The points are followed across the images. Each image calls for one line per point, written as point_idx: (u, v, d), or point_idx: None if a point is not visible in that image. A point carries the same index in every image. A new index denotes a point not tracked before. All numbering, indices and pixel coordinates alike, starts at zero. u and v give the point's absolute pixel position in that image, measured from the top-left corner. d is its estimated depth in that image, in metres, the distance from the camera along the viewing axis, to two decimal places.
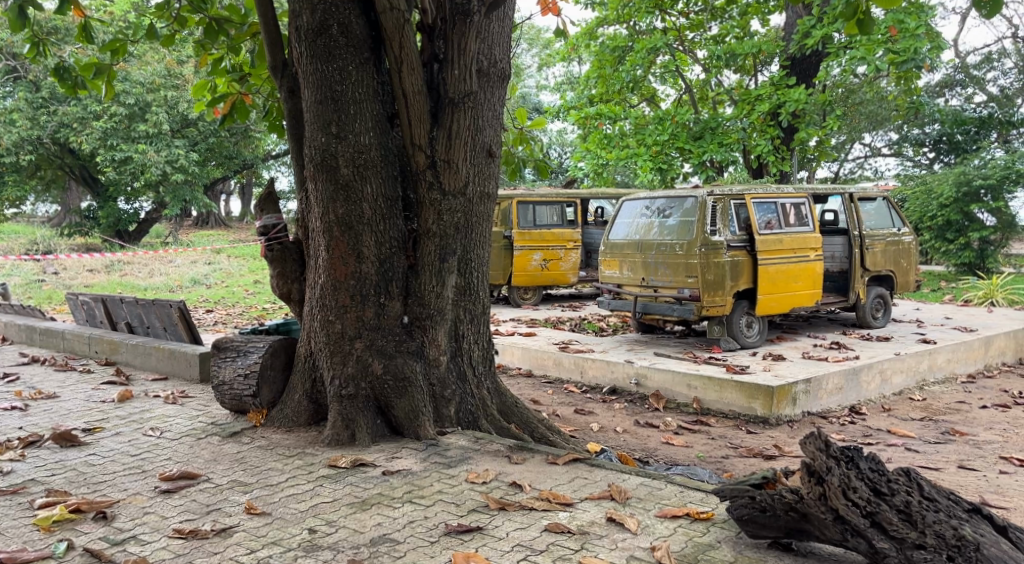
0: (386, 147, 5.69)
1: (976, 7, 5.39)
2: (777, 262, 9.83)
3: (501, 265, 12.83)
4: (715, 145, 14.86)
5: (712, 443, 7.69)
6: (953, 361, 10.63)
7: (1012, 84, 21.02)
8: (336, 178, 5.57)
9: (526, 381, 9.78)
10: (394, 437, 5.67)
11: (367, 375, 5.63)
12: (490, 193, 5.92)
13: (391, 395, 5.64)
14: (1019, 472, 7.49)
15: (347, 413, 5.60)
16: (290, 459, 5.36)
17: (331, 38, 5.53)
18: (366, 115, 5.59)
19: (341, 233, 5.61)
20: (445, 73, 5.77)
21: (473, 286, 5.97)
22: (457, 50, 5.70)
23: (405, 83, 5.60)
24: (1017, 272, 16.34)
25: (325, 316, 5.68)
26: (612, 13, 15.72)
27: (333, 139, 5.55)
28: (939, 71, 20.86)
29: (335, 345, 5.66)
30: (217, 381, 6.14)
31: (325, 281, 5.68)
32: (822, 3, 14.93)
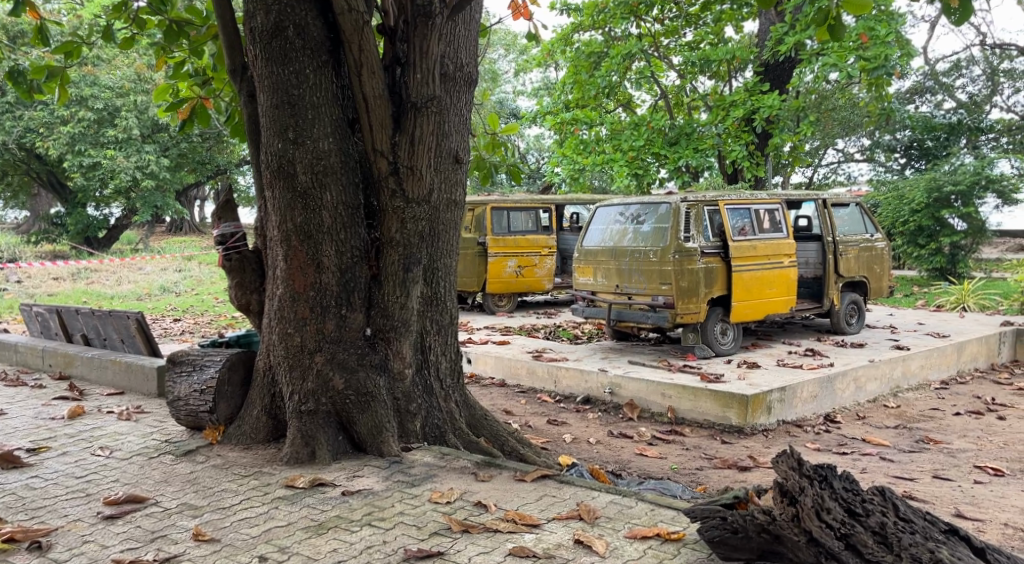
0: (346, 154, 5.54)
1: (947, 13, 5.31)
2: (752, 268, 9.76)
3: (474, 272, 12.68)
4: (690, 150, 14.82)
5: (686, 454, 7.57)
6: (927, 368, 10.60)
7: (981, 91, 21.10)
8: (294, 186, 5.42)
9: (499, 390, 9.64)
10: (357, 454, 5.51)
11: (328, 390, 5.46)
12: (456, 200, 5.79)
13: (353, 410, 5.48)
14: (993, 481, 7.44)
15: (307, 429, 5.44)
16: (246, 479, 5.18)
17: (287, 39, 5.38)
18: (324, 120, 5.45)
19: (300, 242, 5.46)
20: (407, 76, 5.62)
21: (439, 295, 5.84)
22: (419, 53, 5.55)
23: (365, 87, 5.46)
24: (988, 277, 16.43)
25: (284, 329, 5.53)
26: (588, 19, 15.67)
27: (290, 145, 5.41)
28: (910, 77, 20.98)
29: (294, 359, 5.50)
30: (172, 397, 5.96)
31: (283, 292, 5.52)
32: (794, 10, 14.93)
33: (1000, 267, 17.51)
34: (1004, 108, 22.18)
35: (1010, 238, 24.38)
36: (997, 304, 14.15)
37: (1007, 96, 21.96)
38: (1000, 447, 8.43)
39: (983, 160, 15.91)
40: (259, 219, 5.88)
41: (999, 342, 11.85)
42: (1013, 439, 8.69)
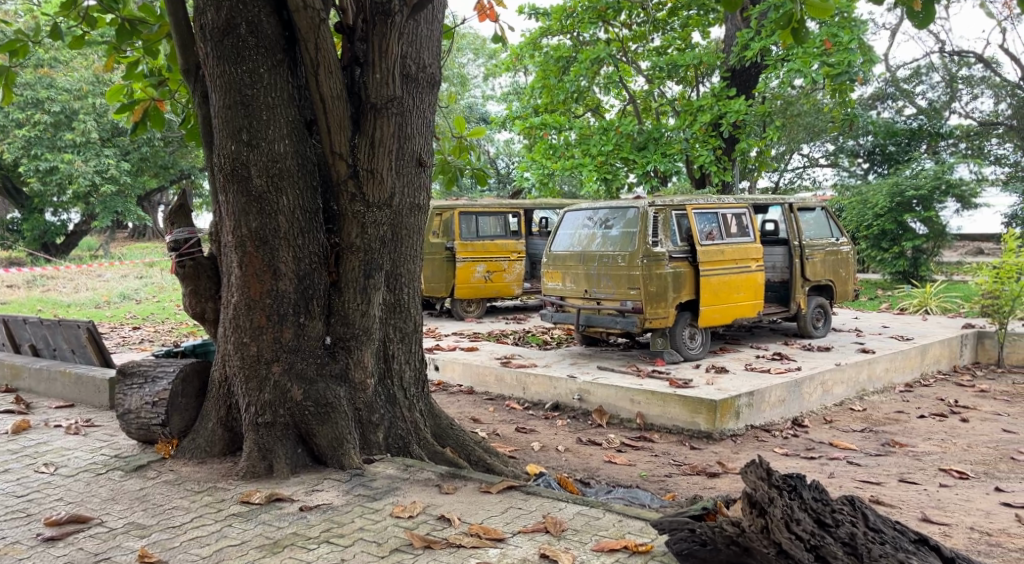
0: (303, 157, 5.40)
1: (910, 16, 5.28)
2: (719, 273, 9.72)
3: (443, 276, 12.55)
4: (658, 155, 14.83)
5: (655, 461, 7.50)
6: (892, 371, 10.62)
7: (940, 98, 21.61)
8: (248, 190, 5.27)
9: (467, 398, 9.52)
10: (316, 467, 5.37)
11: (286, 401, 5.32)
12: (419, 204, 5.68)
13: (312, 422, 5.35)
14: (958, 484, 7.43)
15: (264, 442, 5.29)
16: (199, 496, 5.02)
17: (239, 37, 5.22)
18: (280, 121, 5.31)
19: (255, 247, 5.30)
20: (366, 76, 5.48)
21: (403, 302, 5.73)
22: (379, 52, 5.39)
23: (322, 88, 5.32)
24: (949, 280, 16.58)
25: (239, 338, 5.36)
26: (556, 23, 15.60)
27: (244, 147, 5.25)
28: (872, 83, 21.21)
29: (250, 369, 5.34)
30: (123, 410, 5.77)
31: (238, 300, 5.36)
32: (759, 16, 14.98)
33: (960, 270, 17.67)
34: (963, 114, 22.45)
35: (970, 241, 24.69)
36: (958, 306, 14.26)
37: (966, 102, 22.25)
38: (964, 450, 8.44)
39: (943, 164, 16.06)
40: (212, 224, 5.71)
41: (961, 344, 11.93)
42: (976, 441, 8.71)
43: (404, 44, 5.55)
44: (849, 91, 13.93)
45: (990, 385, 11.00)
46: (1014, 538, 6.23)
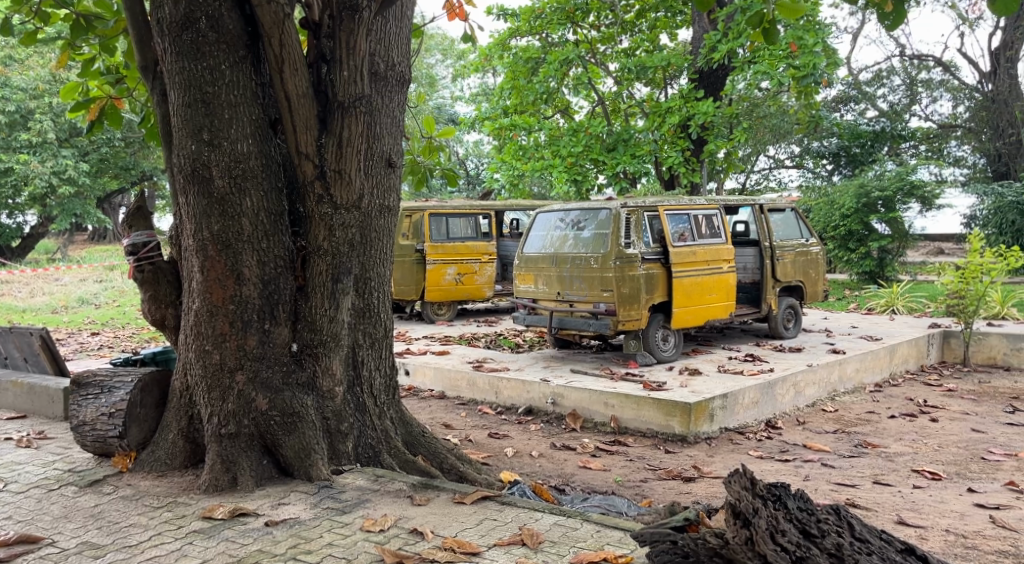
0: (268, 157, 5.24)
1: (880, 18, 5.21)
2: (691, 274, 9.64)
3: (413, 279, 12.37)
4: (627, 157, 14.79)
5: (630, 465, 7.39)
6: (862, 371, 10.61)
7: (900, 100, 22.26)
8: (210, 192, 5.10)
9: (438, 403, 9.37)
10: (283, 479, 5.20)
11: (251, 410, 5.15)
12: (390, 206, 5.53)
13: (278, 432, 5.17)
14: (931, 486, 7.38)
15: (228, 454, 5.11)
16: (158, 512, 4.83)
17: (199, 32, 5.05)
18: (243, 119, 5.14)
19: (218, 251, 5.12)
20: (333, 74, 5.32)
21: (373, 307, 5.57)
22: (347, 49, 5.25)
23: (288, 85, 5.16)
24: (914, 280, 16.67)
25: (201, 346, 5.18)
26: (524, 24, 15.46)
27: (205, 147, 5.08)
28: (836, 86, 21.37)
29: (212, 379, 5.17)
30: (76, 421, 5.57)
31: (200, 306, 5.19)
32: (726, 18, 14.96)
33: (925, 270, 17.79)
34: (924, 116, 22.69)
35: (931, 242, 24.94)
36: (924, 306, 14.31)
37: (927, 104, 22.49)
38: (935, 450, 8.42)
39: (906, 166, 16.16)
40: (173, 227, 5.53)
41: (928, 344, 11.96)
42: (947, 441, 8.69)
43: (373, 41, 5.40)
44: (814, 93, 13.98)
45: (958, 384, 11.02)
46: (990, 540, 6.17)
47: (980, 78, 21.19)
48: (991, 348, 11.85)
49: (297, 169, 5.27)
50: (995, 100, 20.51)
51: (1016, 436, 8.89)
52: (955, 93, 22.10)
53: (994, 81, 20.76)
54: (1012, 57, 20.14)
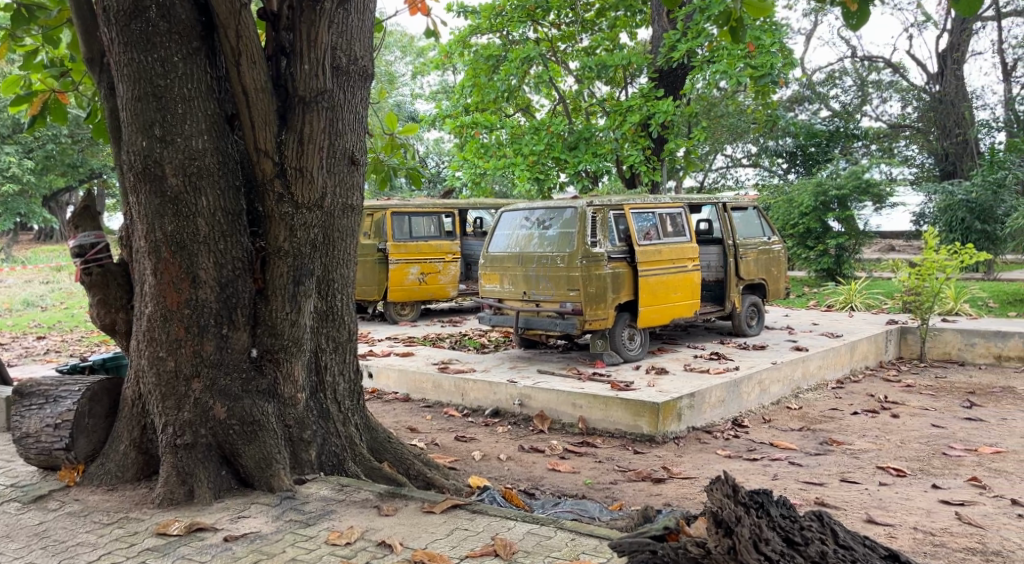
0: (225, 153, 5.04)
1: (845, 18, 5.08)
2: (657, 273, 9.56)
3: (375, 279, 12.16)
4: (589, 155, 14.78)
5: (599, 467, 7.27)
6: (824, 368, 10.60)
7: (852, 100, 22.83)
8: (163, 191, 4.89)
9: (403, 406, 9.19)
10: (242, 490, 5.01)
11: (209, 419, 4.95)
12: (354, 205, 5.35)
13: (237, 441, 4.98)
14: (897, 483, 7.34)
15: (184, 465, 4.91)
16: (109, 528, 4.62)
17: (150, 22, 4.85)
18: (197, 114, 4.94)
19: (171, 253, 4.92)
20: (293, 66, 5.09)
21: (335, 310, 5.40)
22: (307, 41, 5.02)
23: (245, 78, 4.95)
24: (871, 277, 16.80)
25: (155, 352, 4.98)
26: (485, 22, 15.30)
27: (157, 143, 4.87)
28: (792, 86, 21.56)
29: (167, 387, 4.96)
30: (19, 434, 5.32)
31: (153, 310, 4.98)
32: (685, 18, 14.99)
33: (880, 267, 17.96)
34: (874, 117, 23.02)
35: (885, 239, 25.24)
36: (881, 302, 14.43)
37: (880, 104, 22.78)
38: (898, 446, 8.41)
39: (859, 165, 16.31)
40: (124, 228, 5.31)
41: (887, 340, 12.01)
42: (909, 437, 8.69)
43: (334, 34, 5.21)
44: (771, 92, 14.07)
45: (916, 379, 11.08)
46: (958, 537, 6.12)
47: (927, 79, 21.56)
48: (946, 344, 11.94)
49: (256, 166, 5.05)
50: (943, 101, 20.84)
51: (975, 431, 8.93)
52: (903, 94, 22.47)
53: (940, 82, 21.13)
54: (959, 59, 20.52)
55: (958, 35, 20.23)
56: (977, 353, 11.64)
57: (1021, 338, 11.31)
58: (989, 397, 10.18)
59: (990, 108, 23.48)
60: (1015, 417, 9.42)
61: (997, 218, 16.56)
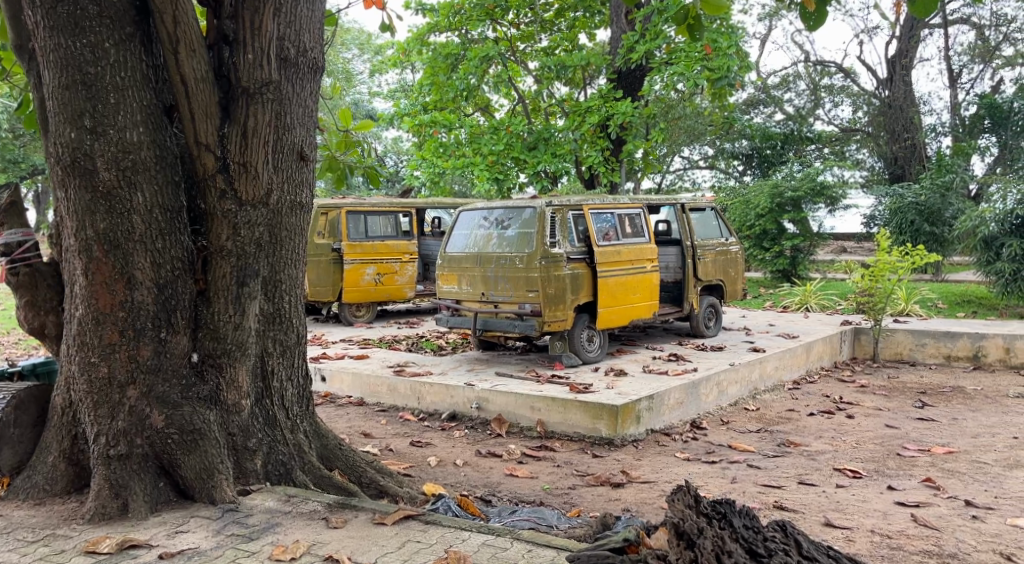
0: (162, 147, 4.82)
1: (802, 18, 5.00)
2: (616, 274, 9.47)
3: (330, 280, 11.91)
4: (548, 155, 14.66)
5: (557, 472, 7.15)
6: (781, 369, 10.59)
7: (805, 104, 23.04)
8: (94, 185, 4.65)
9: (357, 410, 8.98)
10: (181, 503, 4.79)
11: (145, 428, 4.74)
12: (303, 202, 5.17)
13: (176, 451, 4.77)
14: (853, 484, 7.29)
15: (118, 477, 4.68)
16: (33, 547, 4.38)
17: (79, 5, 4.62)
18: (132, 104, 4.72)
19: (104, 251, 4.68)
20: (236, 57, 4.90)
21: (284, 312, 5.21)
22: (251, 30, 4.87)
23: (184, 68, 4.74)
24: (825, 278, 16.92)
25: (86, 357, 4.74)
26: (443, 19, 15.12)
27: (87, 134, 4.64)
28: (749, 89, 21.69)
29: (99, 393, 4.73)
30: None
31: (84, 313, 4.74)
32: (644, 19, 14.99)
33: (833, 268, 18.11)
34: (826, 120, 23.27)
35: (837, 240, 25.52)
36: (835, 303, 14.50)
37: (833, 106, 23.01)
38: (854, 447, 8.39)
39: (813, 168, 16.43)
40: (53, 226, 5.06)
41: (842, 340, 12.04)
42: (864, 438, 8.68)
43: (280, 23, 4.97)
44: (727, 95, 14.11)
45: (870, 379, 11.11)
46: (914, 540, 6.06)
47: (878, 84, 21.86)
48: (898, 344, 12.00)
49: (197, 161, 4.86)
50: (892, 105, 21.15)
51: (927, 431, 8.95)
52: (854, 99, 22.74)
53: (889, 87, 21.43)
54: (907, 65, 20.82)
55: (906, 41, 20.50)
56: (927, 353, 11.73)
57: (971, 338, 11.42)
58: (940, 397, 10.23)
59: (935, 113, 23.87)
60: (966, 417, 9.48)
61: (944, 221, 16.81)
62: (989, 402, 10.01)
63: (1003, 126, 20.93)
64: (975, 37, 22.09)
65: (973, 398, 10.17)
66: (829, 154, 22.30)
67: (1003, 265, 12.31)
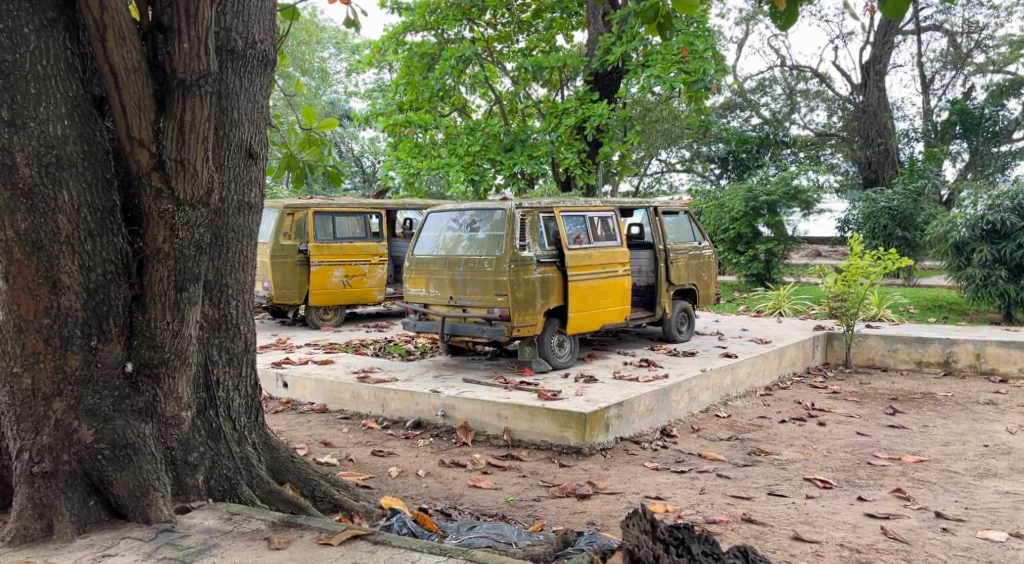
0: (90, 142, 4.58)
1: (773, 18, 4.88)
2: (586, 278, 9.32)
3: (296, 282, 11.68)
4: (524, 157, 14.48)
5: (522, 483, 7.05)
6: (752, 375, 10.48)
7: (781, 109, 23.05)
8: (14, 182, 4.41)
9: (319, 417, 8.80)
10: (113, 522, 4.62)
11: (73, 444, 4.53)
12: (251, 203, 5.20)
13: (107, 468, 4.58)
14: (823, 495, 7.18)
15: (42, 497, 4.47)
16: None
17: None
18: (56, 95, 4.48)
19: (27, 255, 4.45)
20: (171, 46, 4.54)
21: (230, 319, 5.18)
22: (187, 18, 4.49)
23: (112, 57, 4.40)
24: (800, 282, 16.87)
25: (8, 367, 4.52)
26: (419, 19, 14.94)
27: (7, 129, 4.39)
28: (725, 93, 21.64)
29: (23, 406, 4.51)
30: None
31: (5, 320, 4.51)
32: (621, 20, 14.92)
33: (807, 272, 18.12)
34: (801, 125, 23.32)
35: (811, 244, 25.53)
36: (809, 308, 14.43)
37: (809, 109, 23.02)
38: (825, 456, 8.29)
39: (788, 172, 16.40)
40: None
41: (814, 345, 11.95)
42: (834, 446, 8.58)
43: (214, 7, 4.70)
44: (703, 99, 14.03)
45: (841, 385, 11.03)
46: (883, 554, 5.94)
47: (852, 90, 21.98)
48: (870, 349, 11.92)
49: (130, 157, 4.56)
50: (866, 111, 21.28)
51: (898, 439, 8.86)
52: (829, 104, 22.81)
53: (863, 93, 21.52)
54: (881, 70, 20.94)
55: (880, 47, 20.71)
56: (898, 358, 11.67)
57: (941, 344, 11.40)
58: (911, 403, 10.16)
59: (908, 118, 24.00)
60: (937, 424, 9.40)
61: (916, 225, 16.82)
62: (960, 408, 9.94)
63: (975, 132, 21.04)
64: (948, 44, 22.19)
65: (944, 404, 10.10)
66: (803, 158, 22.31)
67: (973, 270, 12.28)
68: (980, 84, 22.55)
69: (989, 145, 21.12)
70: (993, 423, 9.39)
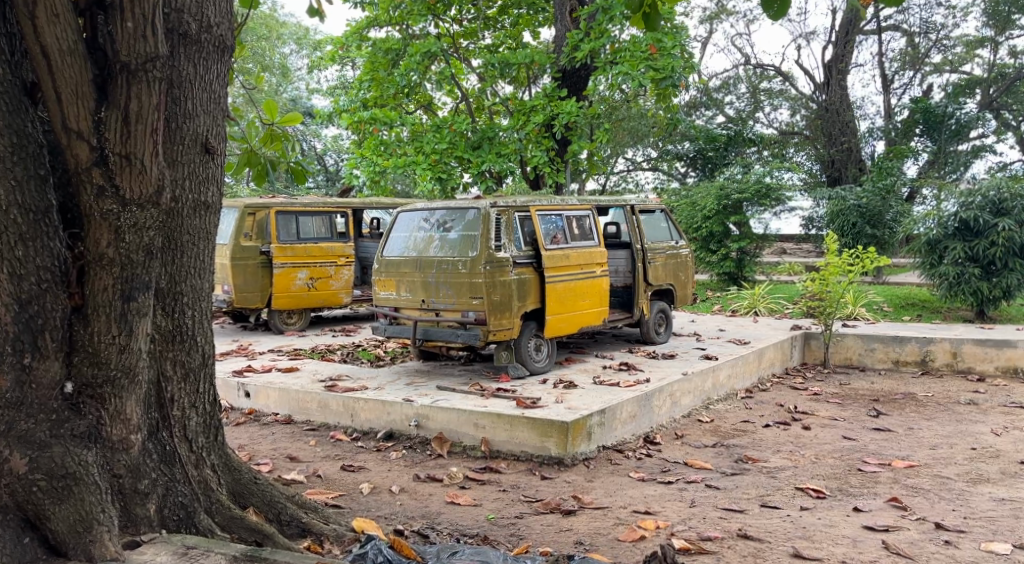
0: (20, 133, 4.10)
1: (762, 7, 4.51)
2: (563, 279, 8.92)
3: (259, 285, 11.18)
4: (493, 155, 14.09)
5: (502, 498, 6.66)
6: (733, 377, 10.14)
7: (745, 107, 22.82)
8: None
9: (284, 429, 8.35)
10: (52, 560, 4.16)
11: (4, 475, 4.07)
12: (207, 202, 4.80)
13: (43, 501, 4.13)
14: (818, 506, 6.82)
15: None
16: None
17: None
18: None
19: None
20: (112, 24, 4.05)
21: (185, 330, 4.77)
22: None
23: (44, 37, 3.92)
24: (773, 281, 16.63)
25: None
26: (383, 14, 14.53)
27: None
28: (692, 90, 21.37)
29: None
30: None
31: None
32: (588, 17, 14.57)
33: (777, 270, 17.90)
34: (765, 124, 23.10)
35: (779, 240, 25.36)
36: (784, 307, 14.16)
37: (776, 106, 22.85)
38: (814, 462, 7.96)
39: (758, 170, 16.13)
40: None
41: (793, 346, 11.64)
42: (823, 452, 8.25)
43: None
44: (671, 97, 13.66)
45: (822, 386, 10.73)
46: None
47: (815, 88, 21.88)
48: (848, 349, 11.61)
49: (67, 151, 4.09)
50: (829, 109, 21.22)
51: (886, 443, 8.54)
52: (792, 102, 22.69)
53: (827, 92, 21.40)
54: (844, 69, 20.91)
55: (842, 46, 20.64)
56: (877, 358, 11.38)
57: (919, 343, 11.15)
58: (893, 405, 9.87)
59: (869, 116, 23.90)
60: (923, 426, 9.11)
61: (886, 224, 16.66)
62: (943, 410, 9.67)
63: (938, 129, 20.93)
64: (907, 43, 22.04)
65: (927, 405, 9.83)
66: (769, 157, 22.04)
67: (946, 268, 12.01)
68: (938, 83, 22.55)
69: (952, 143, 21.02)
70: (978, 424, 9.12)
